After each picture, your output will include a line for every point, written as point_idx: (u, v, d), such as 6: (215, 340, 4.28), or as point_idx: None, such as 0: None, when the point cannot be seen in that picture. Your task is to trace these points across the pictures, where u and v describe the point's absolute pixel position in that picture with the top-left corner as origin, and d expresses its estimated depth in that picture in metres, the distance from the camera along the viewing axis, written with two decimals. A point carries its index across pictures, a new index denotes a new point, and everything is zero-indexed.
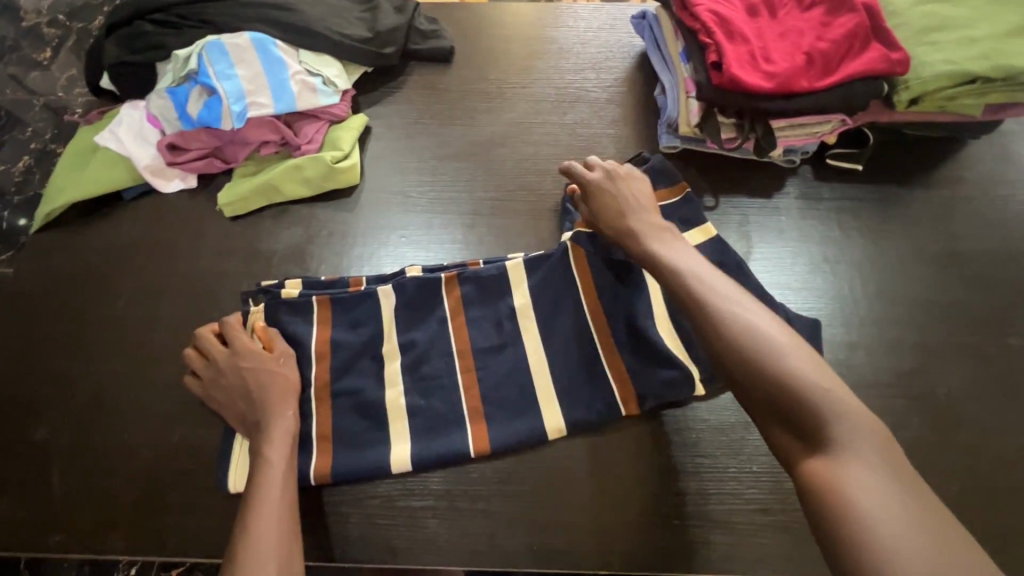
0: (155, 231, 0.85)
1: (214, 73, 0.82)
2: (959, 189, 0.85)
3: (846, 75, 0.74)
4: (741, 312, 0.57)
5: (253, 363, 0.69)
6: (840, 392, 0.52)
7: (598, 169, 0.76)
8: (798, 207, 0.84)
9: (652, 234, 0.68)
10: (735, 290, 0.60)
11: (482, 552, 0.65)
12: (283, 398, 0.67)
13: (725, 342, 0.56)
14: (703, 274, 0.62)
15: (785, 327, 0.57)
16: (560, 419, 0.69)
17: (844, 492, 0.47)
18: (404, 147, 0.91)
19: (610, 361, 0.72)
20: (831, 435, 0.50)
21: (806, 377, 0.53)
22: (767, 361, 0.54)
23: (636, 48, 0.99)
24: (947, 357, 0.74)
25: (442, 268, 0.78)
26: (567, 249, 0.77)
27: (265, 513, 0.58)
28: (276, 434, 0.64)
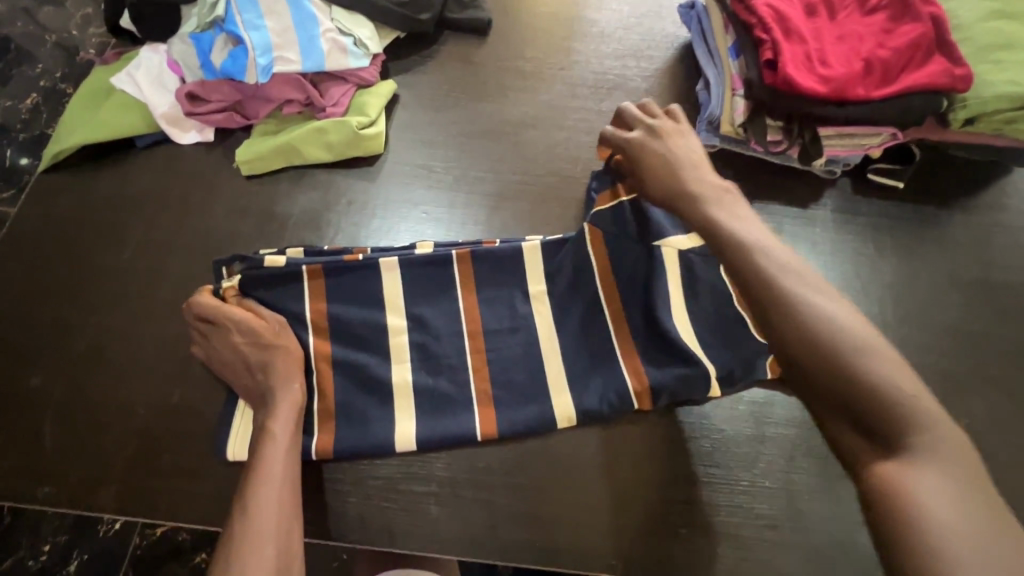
0: (167, 183, 0.81)
1: (241, 22, 0.78)
2: (1000, 217, 0.82)
3: (902, 87, 0.70)
4: (809, 298, 0.53)
5: (267, 330, 0.67)
6: (917, 390, 0.48)
7: (640, 127, 0.73)
8: (834, 220, 0.81)
9: (712, 198, 0.63)
10: (800, 266, 0.55)
11: (481, 544, 0.63)
12: (289, 371, 0.65)
13: (789, 326, 0.52)
14: (765, 247, 0.57)
15: (855, 315, 0.52)
16: (571, 408, 0.67)
17: (916, 495, 0.43)
18: (432, 118, 0.87)
19: (628, 359, 0.69)
20: (905, 429, 0.47)
21: (885, 373, 0.49)
22: (845, 353, 0.50)
23: (680, 39, 0.95)
24: (973, 389, 0.72)
25: (455, 245, 0.75)
26: (584, 233, 0.74)
27: (266, 493, 0.56)
28: (282, 407, 0.62)
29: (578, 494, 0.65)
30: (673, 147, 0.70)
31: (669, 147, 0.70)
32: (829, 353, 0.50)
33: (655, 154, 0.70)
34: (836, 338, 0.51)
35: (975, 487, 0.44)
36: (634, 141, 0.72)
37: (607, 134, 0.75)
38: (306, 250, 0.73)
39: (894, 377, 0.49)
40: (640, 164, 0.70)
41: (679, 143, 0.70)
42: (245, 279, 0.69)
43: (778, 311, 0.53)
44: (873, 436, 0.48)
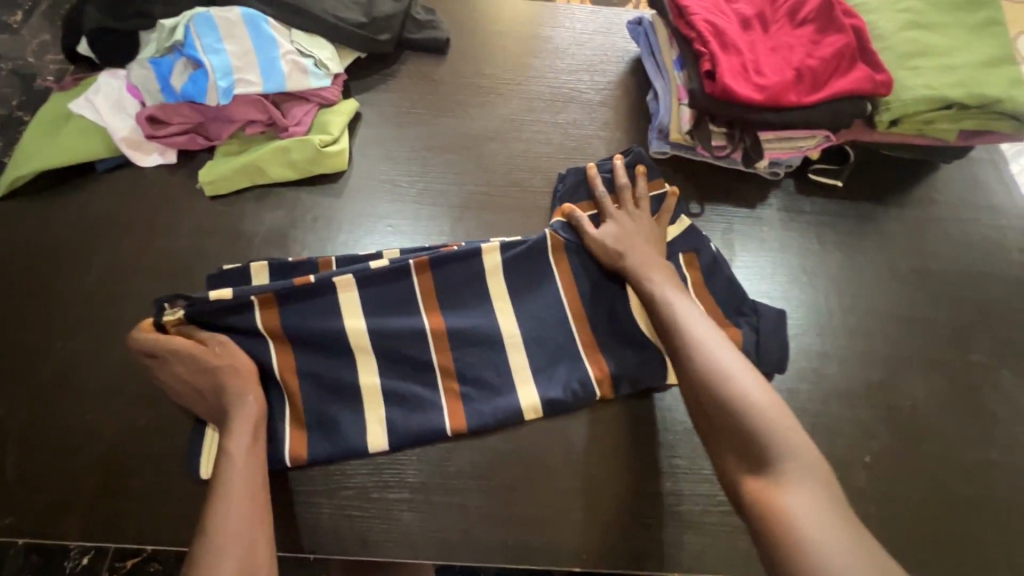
0: (129, 207, 0.81)
1: (201, 46, 0.79)
2: (930, 210, 0.89)
3: (831, 93, 0.75)
4: (708, 348, 0.62)
5: (218, 360, 0.65)
6: (791, 424, 0.56)
7: (623, 208, 0.77)
8: (780, 219, 0.86)
9: (657, 272, 0.70)
10: (709, 326, 0.65)
11: (455, 546, 0.64)
12: (244, 381, 0.65)
13: (693, 371, 0.61)
14: (680, 310, 0.66)
15: (746, 365, 0.61)
16: (536, 397, 0.70)
17: (784, 513, 0.50)
18: (394, 135, 0.90)
19: (591, 352, 0.72)
20: (779, 462, 0.54)
21: (766, 413, 0.56)
22: (732, 398, 0.58)
23: (630, 53, 1.00)
24: (913, 371, 0.76)
25: (414, 254, 0.75)
26: (546, 236, 0.76)
27: (232, 503, 0.56)
28: (241, 418, 0.63)
29: (548, 490, 0.67)
30: (638, 232, 0.75)
31: (639, 230, 0.75)
32: (719, 397, 0.59)
33: (622, 230, 0.75)
34: (725, 383, 0.59)
35: (833, 509, 0.50)
36: (612, 207, 0.77)
37: (598, 196, 0.78)
38: (270, 266, 0.73)
39: (773, 417, 0.56)
40: (607, 235, 0.74)
41: (649, 237, 0.75)
42: (190, 312, 0.67)
43: (682, 362, 0.63)
44: (749, 465, 0.55)
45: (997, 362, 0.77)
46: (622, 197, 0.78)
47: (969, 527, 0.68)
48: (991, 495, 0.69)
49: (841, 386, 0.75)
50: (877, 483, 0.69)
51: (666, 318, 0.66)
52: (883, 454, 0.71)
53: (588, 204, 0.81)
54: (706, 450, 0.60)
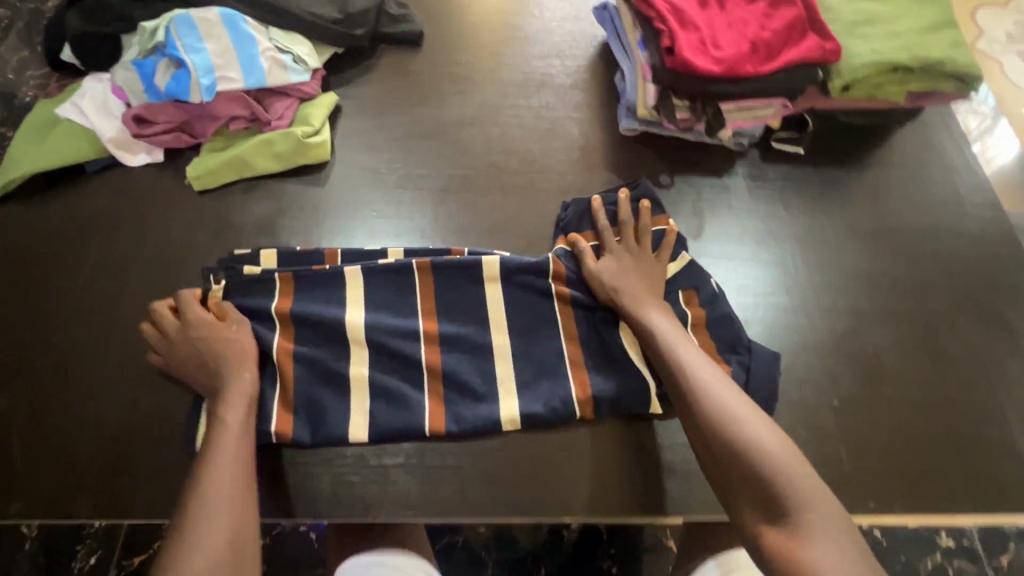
0: (120, 205, 0.84)
1: (182, 46, 0.82)
2: (887, 172, 0.93)
3: (785, 62, 0.80)
4: (718, 397, 0.64)
5: (228, 340, 0.69)
6: (805, 473, 0.58)
7: (624, 244, 0.78)
8: (747, 186, 0.90)
9: (660, 314, 0.72)
10: (716, 372, 0.67)
11: (450, 505, 0.68)
12: (238, 363, 0.68)
13: (705, 422, 0.63)
14: (687, 358, 0.67)
15: (756, 412, 0.63)
16: (515, 411, 0.71)
17: (808, 567, 0.53)
18: (374, 125, 0.93)
19: (577, 372, 0.73)
20: (797, 513, 0.56)
21: (780, 463, 0.59)
22: (747, 448, 0.60)
23: (598, 38, 1.04)
24: (875, 321, 0.81)
25: (422, 253, 0.79)
26: (546, 262, 0.77)
27: (218, 471, 0.59)
28: (232, 395, 0.65)
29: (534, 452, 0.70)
30: (639, 270, 0.75)
31: (638, 268, 0.76)
32: (733, 444, 0.61)
33: (622, 267, 0.75)
34: (737, 430, 0.61)
35: (853, 557, 0.53)
36: (615, 242, 0.78)
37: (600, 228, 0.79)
38: (279, 255, 0.78)
39: (787, 463, 0.59)
40: (606, 272, 0.75)
41: (649, 276, 0.75)
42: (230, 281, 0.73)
43: (689, 409, 0.65)
44: (768, 514, 0.58)
45: (954, 309, 0.82)
46: (624, 231, 0.79)
47: (933, 462, 0.72)
48: (953, 430, 0.74)
49: (808, 338, 0.79)
50: (845, 426, 0.73)
51: (673, 367, 0.67)
52: (850, 400, 0.75)
53: (591, 235, 0.81)
54: (719, 499, 0.62)
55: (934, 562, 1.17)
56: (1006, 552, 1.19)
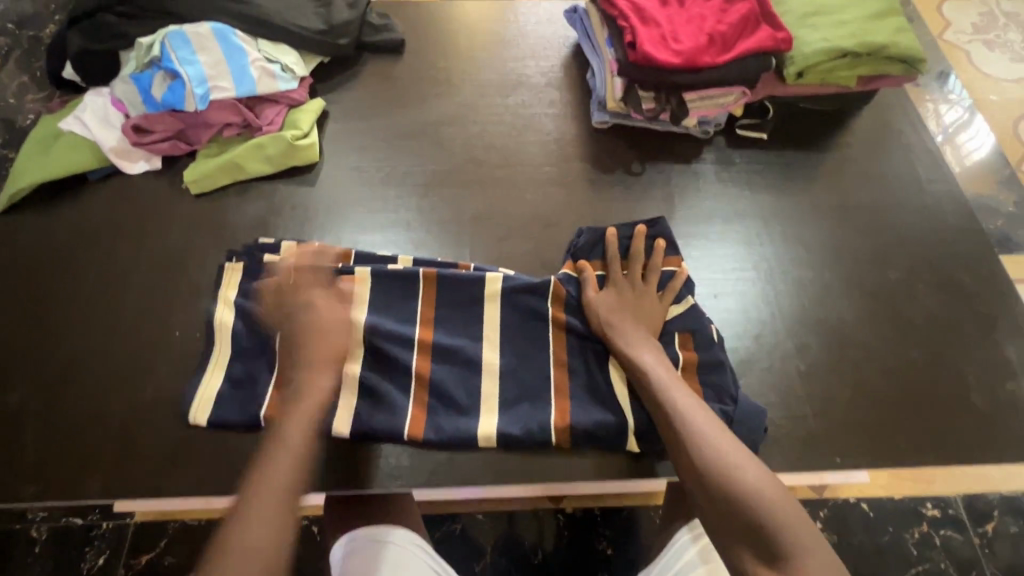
0: (122, 210, 0.89)
1: (177, 58, 0.87)
2: (847, 152, 0.98)
3: (740, 52, 0.86)
4: (711, 438, 0.64)
5: (309, 335, 0.71)
6: (797, 515, 0.58)
7: (629, 280, 0.80)
8: (714, 171, 0.95)
9: (656, 354, 0.74)
10: (708, 415, 0.67)
11: (439, 474, 0.73)
12: (325, 357, 0.70)
13: (697, 463, 0.63)
14: (679, 399, 0.69)
15: (749, 454, 0.64)
16: (493, 428, 0.74)
17: None
18: (360, 128, 0.98)
19: (558, 401, 0.76)
20: (792, 556, 0.56)
21: (773, 505, 0.59)
22: (740, 489, 0.60)
23: (571, 39, 1.10)
24: (838, 291, 0.85)
25: (432, 263, 0.84)
26: (550, 283, 0.81)
27: (281, 455, 0.61)
28: (311, 388, 0.67)
29: (517, 423, 0.75)
30: (638, 309, 0.77)
31: (639, 306, 0.78)
32: (724, 485, 0.61)
33: (622, 303, 0.78)
34: (728, 469, 0.61)
35: None
36: (621, 276, 0.80)
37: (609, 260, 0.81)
38: (300, 248, 0.83)
39: (776, 503, 0.59)
40: (606, 305, 0.78)
41: (647, 317, 0.77)
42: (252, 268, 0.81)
43: (681, 447, 0.65)
44: (759, 551, 0.57)
45: (912, 278, 0.86)
46: (633, 267, 0.81)
47: (895, 419, 0.76)
48: (913, 389, 0.78)
49: (775, 317, 0.83)
50: (810, 388, 0.78)
51: (666, 408, 0.68)
52: (815, 364, 0.80)
53: (600, 264, 0.84)
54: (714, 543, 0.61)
55: (920, 532, 1.10)
56: (989, 520, 1.10)
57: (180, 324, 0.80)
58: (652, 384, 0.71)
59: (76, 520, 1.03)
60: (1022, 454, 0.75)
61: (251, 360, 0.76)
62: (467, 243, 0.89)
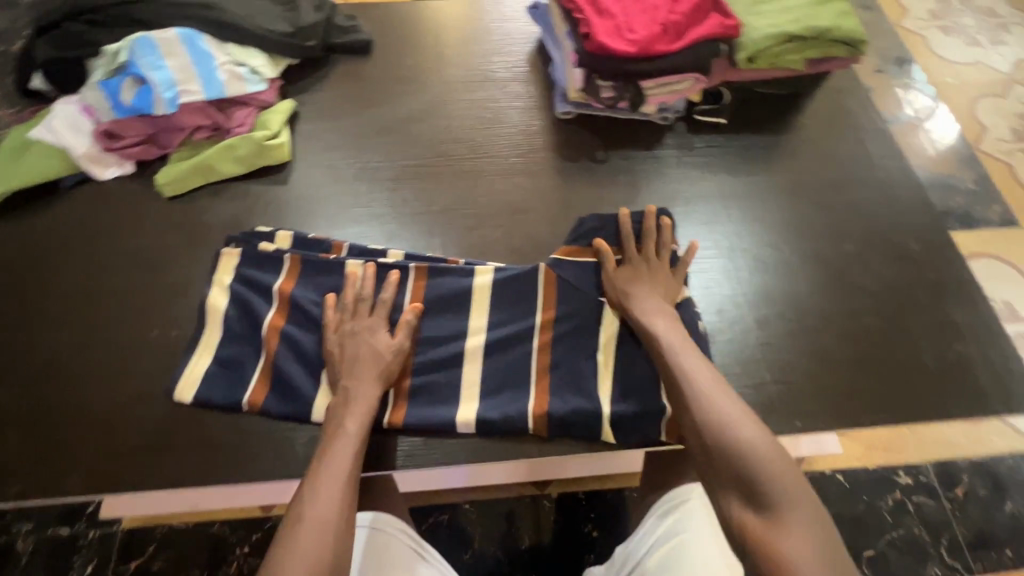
0: (97, 214, 0.90)
1: (144, 64, 0.89)
2: (802, 133, 1.02)
3: (693, 40, 0.90)
4: (713, 398, 0.65)
5: (356, 348, 0.73)
6: (791, 475, 0.59)
7: (644, 255, 0.80)
8: (676, 155, 0.99)
9: (665, 319, 0.74)
10: (713, 375, 0.67)
11: (418, 455, 0.76)
12: (369, 371, 0.72)
13: (699, 419, 0.64)
14: (686, 360, 0.69)
15: (751, 415, 0.64)
16: (472, 413, 0.76)
17: (787, 561, 0.54)
18: (331, 127, 1.01)
19: (538, 385, 0.77)
20: (782, 512, 0.57)
21: (768, 464, 0.60)
22: (738, 448, 0.61)
23: (534, 34, 1.13)
24: (795, 264, 0.89)
25: (422, 258, 0.85)
26: (538, 269, 0.83)
27: (336, 463, 0.65)
28: (361, 398, 0.70)
29: (491, 401, 0.77)
30: (655, 283, 0.78)
31: (657, 283, 0.78)
32: (722, 444, 0.61)
33: (640, 280, 0.78)
34: (727, 429, 0.62)
35: (831, 555, 0.55)
36: (635, 253, 0.80)
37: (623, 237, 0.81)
38: (293, 239, 0.86)
39: (769, 460, 0.60)
40: (624, 281, 0.78)
41: (664, 290, 0.78)
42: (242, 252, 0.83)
43: (683, 406, 0.66)
44: (747, 500, 0.59)
45: (865, 249, 0.91)
46: (646, 245, 0.81)
47: (850, 381, 0.80)
48: (867, 352, 0.82)
49: (738, 291, 0.86)
50: (771, 356, 0.81)
51: (673, 367, 0.68)
52: (774, 334, 0.83)
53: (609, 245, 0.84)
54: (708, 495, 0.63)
55: (894, 499, 1.11)
56: (959, 485, 1.12)
57: (158, 323, 0.82)
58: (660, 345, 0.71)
59: (63, 529, 1.03)
60: (970, 409, 0.79)
61: (229, 352, 0.78)
62: (439, 232, 0.91)
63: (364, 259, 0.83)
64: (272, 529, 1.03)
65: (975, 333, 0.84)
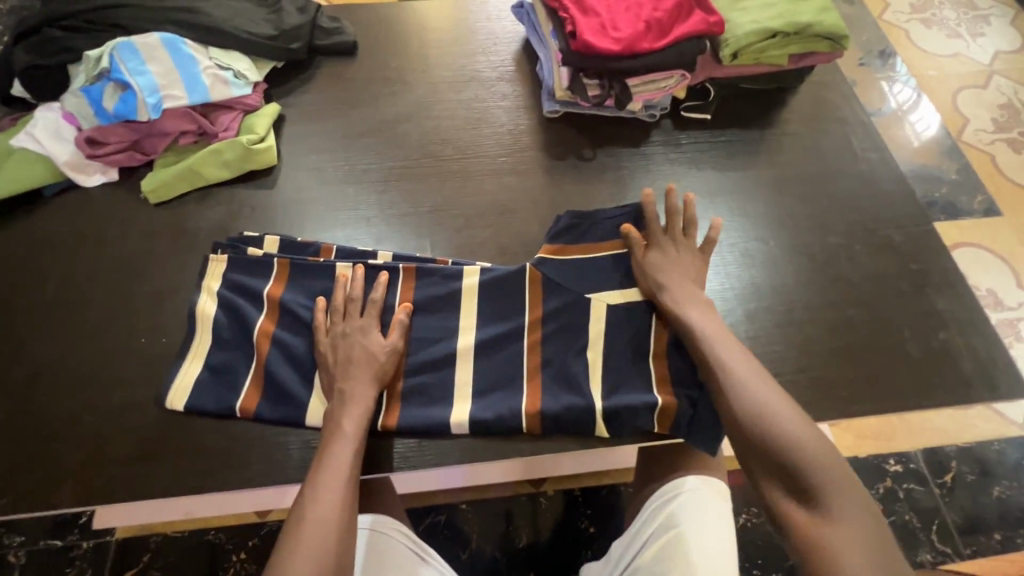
0: (81, 222, 0.90)
1: (127, 69, 0.88)
2: (787, 128, 1.03)
3: (677, 37, 0.91)
4: (753, 388, 0.65)
5: (349, 350, 0.73)
6: (834, 464, 0.59)
7: (670, 238, 0.81)
8: (663, 152, 0.99)
9: (696, 305, 0.75)
10: (752, 365, 0.68)
11: (410, 457, 0.76)
12: (365, 373, 0.72)
13: (739, 409, 0.64)
14: (723, 352, 0.69)
15: (793, 406, 0.64)
16: (465, 413, 0.76)
17: (832, 550, 0.54)
18: (317, 130, 1.00)
19: (531, 384, 0.77)
20: (825, 502, 0.58)
21: (810, 453, 0.60)
22: (778, 438, 0.61)
23: (520, 33, 1.14)
24: (781, 258, 0.90)
25: (411, 259, 0.85)
26: (526, 270, 0.83)
27: (334, 466, 0.64)
28: (357, 400, 0.70)
29: (484, 401, 0.77)
30: (684, 264, 0.79)
31: (687, 263, 0.79)
32: (762, 433, 0.62)
33: (672, 262, 0.79)
34: (769, 412, 0.63)
35: (881, 544, 0.54)
36: (660, 236, 0.81)
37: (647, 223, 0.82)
38: (280, 242, 0.85)
39: (812, 451, 0.60)
40: (655, 265, 0.79)
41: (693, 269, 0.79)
42: (231, 258, 0.82)
43: (722, 396, 0.66)
44: (791, 491, 0.60)
45: (850, 241, 0.92)
46: (671, 226, 0.81)
47: (837, 372, 0.81)
48: (853, 344, 0.83)
49: (726, 286, 0.87)
50: (760, 350, 0.82)
51: (711, 356, 0.69)
52: (763, 328, 0.84)
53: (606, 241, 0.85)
54: (753, 485, 0.63)
55: (884, 487, 1.12)
56: (948, 471, 1.14)
57: (146, 331, 0.81)
58: (696, 334, 0.72)
59: (56, 541, 1.02)
60: (954, 396, 0.80)
61: (219, 358, 0.77)
62: (428, 233, 0.91)
63: (353, 261, 0.83)
64: (269, 535, 1.03)
65: (958, 322, 0.86)
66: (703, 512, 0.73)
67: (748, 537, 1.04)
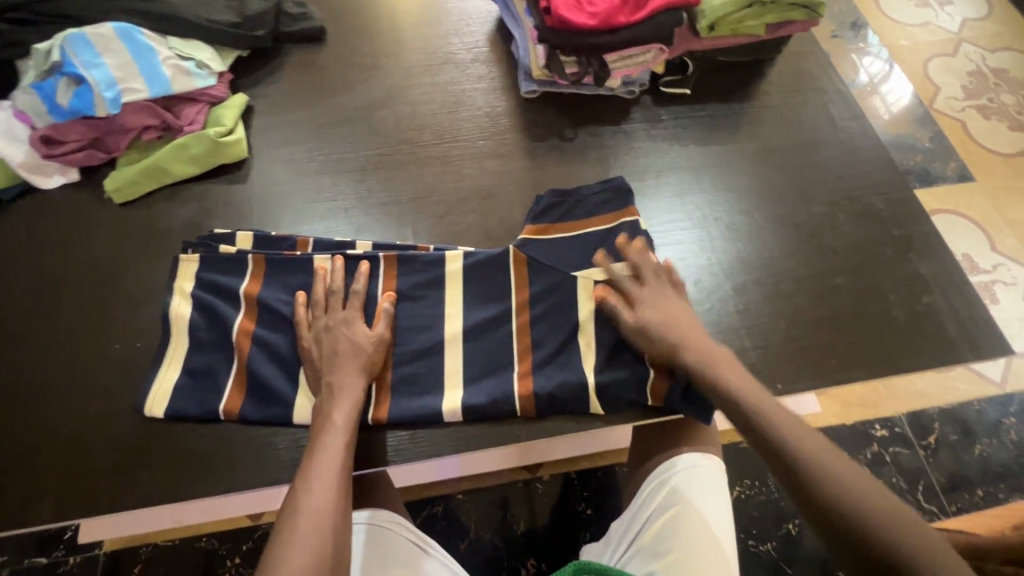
0: (43, 227, 0.85)
1: (80, 63, 0.83)
2: (766, 100, 1.03)
3: (653, 10, 0.89)
4: (786, 432, 0.62)
5: (334, 342, 0.71)
6: (893, 508, 0.55)
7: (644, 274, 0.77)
8: (644, 128, 0.98)
9: (693, 336, 0.73)
10: (778, 406, 0.65)
11: (403, 449, 0.74)
12: (351, 364, 0.70)
13: (777, 455, 0.61)
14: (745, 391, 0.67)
15: (831, 446, 0.61)
16: (458, 401, 0.75)
17: None
18: (288, 120, 0.97)
19: (522, 368, 0.76)
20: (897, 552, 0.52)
21: (862, 497, 0.56)
22: (826, 484, 0.57)
23: (493, 13, 1.11)
24: (766, 230, 0.90)
25: (391, 248, 0.83)
26: (510, 252, 0.81)
27: (326, 460, 0.63)
28: (344, 395, 0.68)
29: (475, 388, 0.76)
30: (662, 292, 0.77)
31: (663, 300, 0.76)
32: (808, 477, 0.58)
33: (658, 285, 0.77)
34: (817, 460, 0.59)
35: None
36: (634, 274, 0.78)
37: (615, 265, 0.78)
38: (254, 238, 0.82)
39: (865, 494, 0.56)
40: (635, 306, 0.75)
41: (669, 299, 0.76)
42: (204, 255, 0.79)
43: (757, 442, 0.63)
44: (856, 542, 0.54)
45: (832, 211, 0.92)
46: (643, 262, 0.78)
47: (825, 340, 0.82)
48: (839, 312, 0.84)
49: (713, 261, 0.87)
50: (749, 323, 0.82)
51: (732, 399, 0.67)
52: (751, 301, 0.84)
53: (589, 220, 0.84)
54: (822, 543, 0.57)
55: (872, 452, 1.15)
56: (932, 433, 1.16)
57: (120, 336, 0.78)
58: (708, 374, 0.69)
59: (41, 558, 0.99)
60: (938, 358, 0.81)
61: (198, 361, 0.74)
62: (409, 222, 0.89)
63: (332, 253, 0.80)
64: (263, 537, 1.01)
65: (941, 285, 0.87)
66: (712, 502, 0.72)
67: (743, 508, 1.05)
